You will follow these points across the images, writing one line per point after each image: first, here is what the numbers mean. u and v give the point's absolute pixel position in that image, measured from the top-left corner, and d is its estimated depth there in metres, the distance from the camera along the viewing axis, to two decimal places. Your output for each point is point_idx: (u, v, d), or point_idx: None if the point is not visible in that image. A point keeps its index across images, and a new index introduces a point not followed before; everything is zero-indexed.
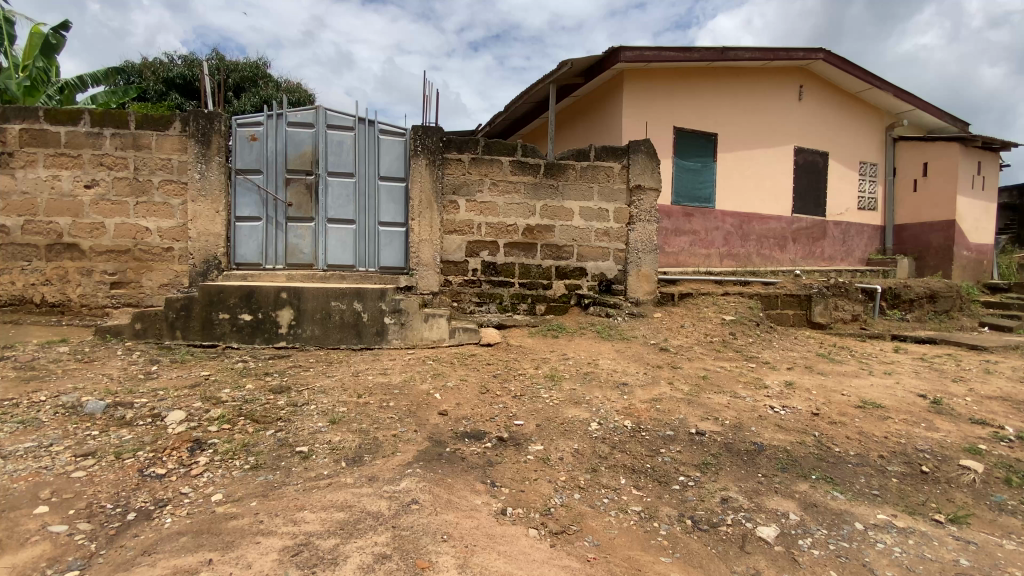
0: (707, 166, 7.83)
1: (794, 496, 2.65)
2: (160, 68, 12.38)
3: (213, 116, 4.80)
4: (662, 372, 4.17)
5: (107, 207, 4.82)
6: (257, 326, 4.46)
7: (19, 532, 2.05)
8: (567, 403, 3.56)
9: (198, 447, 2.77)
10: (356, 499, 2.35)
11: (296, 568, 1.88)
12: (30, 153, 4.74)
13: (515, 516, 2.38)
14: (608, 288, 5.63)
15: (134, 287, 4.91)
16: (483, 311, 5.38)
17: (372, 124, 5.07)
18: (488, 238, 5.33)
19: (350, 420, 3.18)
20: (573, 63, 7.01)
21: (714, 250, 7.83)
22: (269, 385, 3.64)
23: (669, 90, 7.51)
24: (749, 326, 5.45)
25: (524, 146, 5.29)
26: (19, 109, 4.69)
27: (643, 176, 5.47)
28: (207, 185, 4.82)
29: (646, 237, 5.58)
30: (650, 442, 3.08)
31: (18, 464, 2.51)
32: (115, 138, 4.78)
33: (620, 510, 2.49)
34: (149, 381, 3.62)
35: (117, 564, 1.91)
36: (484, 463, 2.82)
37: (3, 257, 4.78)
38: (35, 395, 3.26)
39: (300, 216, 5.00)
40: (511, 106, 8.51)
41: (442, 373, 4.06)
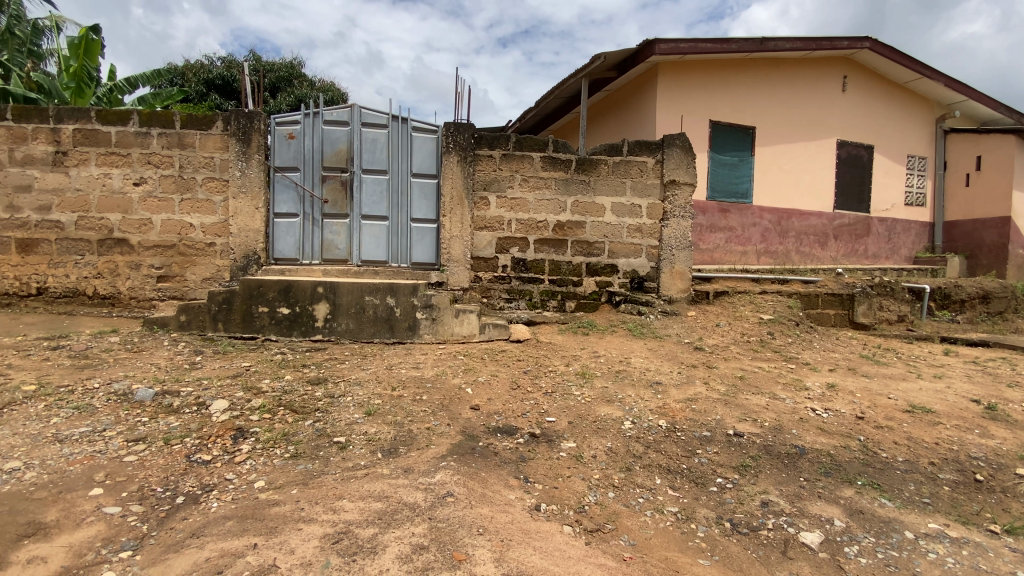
0: (744, 161, 7.62)
1: (839, 501, 2.55)
2: (200, 70, 12.84)
3: (253, 115, 4.93)
4: (696, 372, 4.09)
5: (154, 204, 5.03)
6: (294, 320, 4.57)
7: (76, 513, 2.15)
8: (599, 401, 3.52)
9: (241, 435, 2.86)
10: (393, 490, 2.38)
11: (336, 556, 1.91)
12: (82, 152, 4.97)
13: (549, 512, 2.36)
14: (640, 285, 5.55)
15: (179, 281, 5.11)
16: (513, 308, 5.38)
17: (405, 121, 5.12)
18: (518, 234, 5.32)
19: (385, 412, 3.23)
20: (606, 56, 6.92)
21: (751, 247, 7.62)
22: (307, 376, 3.74)
23: (704, 83, 7.33)
24: (789, 326, 5.28)
25: (555, 142, 5.25)
26: (73, 110, 4.92)
27: (678, 171, 5.36)
28: (247, 182, 4.97)
29: (680, 233, 5.47)
30: (687, 443, 3.02)
31: (75, 448, 2.64)
32: (162, 137, 4.97)
33: (656, 511, 2.44)
34: (194, 371, 3.76)
35: (168, 546, 1.98)
36: (518, 458, 2.81)
37: (58, 251, 5.04)
38: (89, 382, 3.44)
39: (335, 212, 5.09)
40: (542, 102, 8.47)
41: (473, 369, 4.07)
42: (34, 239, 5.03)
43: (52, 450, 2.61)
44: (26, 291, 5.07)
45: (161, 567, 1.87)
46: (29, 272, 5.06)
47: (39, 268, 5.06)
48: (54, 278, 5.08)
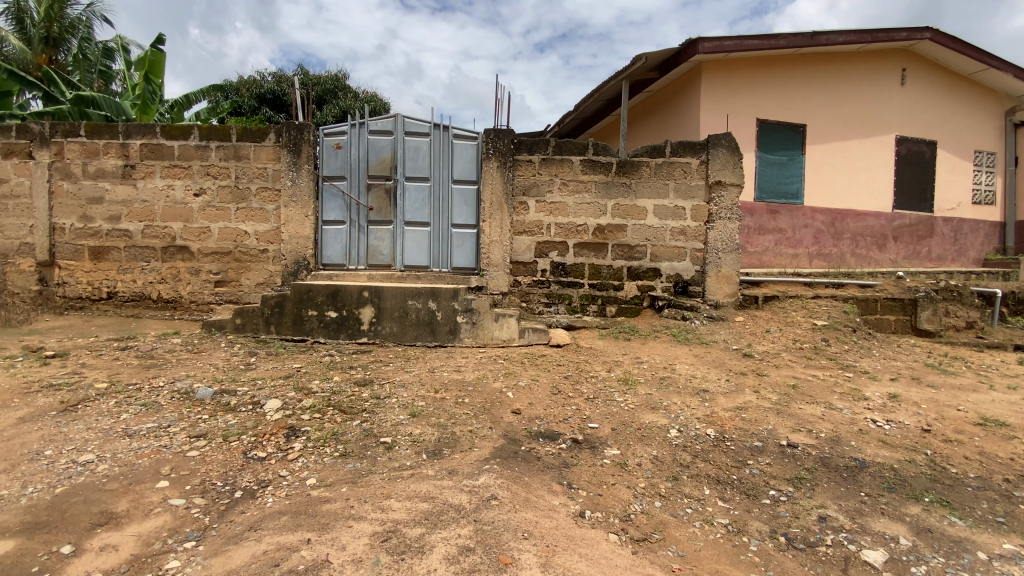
0: (794, 160, 7.33)
1: (905, 519, 2.39)
2: (253, 85, 13.52)
3: (303, 128, 5.14)
4: (746, 379, 3.94)
5: (212, 213, 5.31)
6: (342, 323, 4.72)
7: (145, 504, 2.29)
8: (643, 408, 3.45)
9: (293, 433, 2.97)
10: (439, 491, 2.41)
11: (386, 554, 1.95)
12: (148, 165, 5.32)
13: (594, 519, 2.33)
14: (684, 290, 5.42)
15: (234, 286, 5.37)
16: (552, 312, 5.37)
17: (446, 129, 5.21)
18: (557, 238, 5.31)
19: (429, 413, 3.28)
20: (648, 57, 6.83)
21: (802, 250, 7.30)
22: (354, 377, 3.85)
23: (751, 81, 7.10)
24: (845, 332, 5.01)
25: (596, 145, 5.21)
26: (140, 127, 5.27)
27: (724, 172, 5.21)
28: (297, 191, 5.18)
29: (727, 236, 5.30)
30: (736, 453, 2.91)
31: (143, 442, 2.82)
32: (219, 149, 5.25)
33: (705, 522, 2.36)
34: (249, 371, 3.94)
35: (228, 538, 2.08)
36: (560, 464, 2.79)
37: (127, 258, 5.40)
38: (155, 380, 3.66)
39: (380, 219, 5.24)
40: (581, 105, 8.45)
41: (514, 372, 4.09)
42: (106, 247, 5.42)
43: (122, 444, 2.79)
44: (98, 295, 5.47)
45: (223, 557, 1.96)
46: (101, 277, 5.45)
47: (109, 274, 5.45)
48: (122, 283, 5.44)
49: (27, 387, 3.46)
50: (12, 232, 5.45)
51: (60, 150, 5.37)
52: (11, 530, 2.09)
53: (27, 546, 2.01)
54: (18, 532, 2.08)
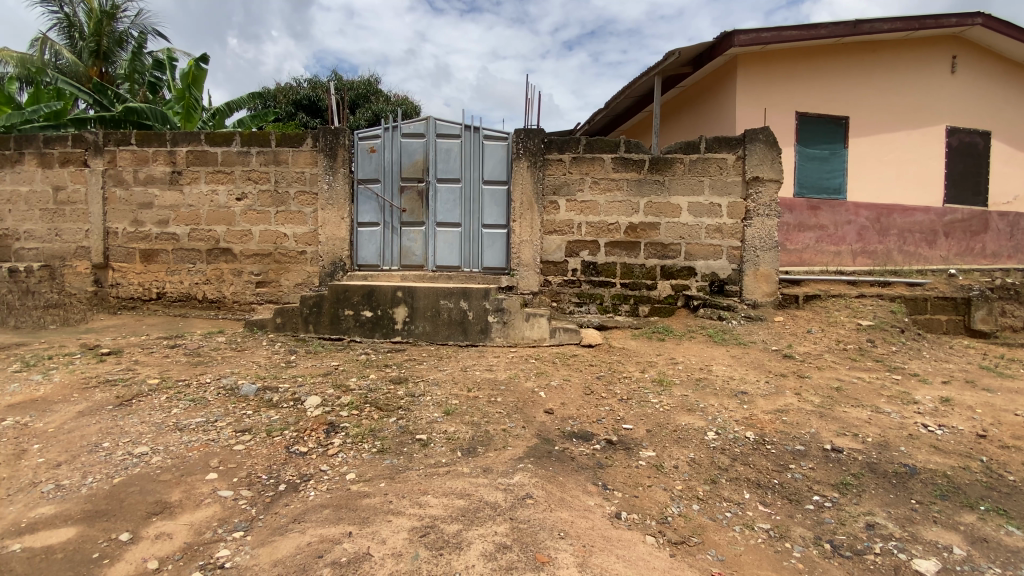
0: (836, 154, 7.07)
1: (958, 528, 2.28)
2: (290, 92, 13.93)
3: (339, 132, 5.28)
4: (787, 381, 3.83)
5: (253, 216, 5.51)
6: (377, 322, 4.83)
7: (196, 494, 2.40)
8: (679, 410, 3.39)
9: (333, 429, 3.06)
10: (474, 488, 2.44)
11: (424, 549, 1.99)
12: (194, 171, 5.56)
13: (631, 521, 2.30)
14: (720, 289, 5.30)
15: (275, 286, 5.57)
16: (583, 311, 5.34)
17: (477, 130, 5.25)
18: (588, 237, 5.28)
19: (463, 412, 3.32)
20: (681, 52, 6.70)
21: (845, 247, 7.02)
22: (389, 375, 3.93)
23: (789, 73, 6.88)
24: (892, 333, 4.79)
25: (627, 142, 5.15)
26: (187, 134, 5.52)
27: (761, 167, 5.07)
28: (334, 194, 5.33)
29: (765, 233, 5.16)
30: (778, 457, 2.83)
31: (193, 435, 2.95)
32: (260, 155, 5.44)
33: (745, 527, 2.31)
34: (290, 369, 4.07)
35: (274, 529, 2.16)
36: (595, 464, 2.77)
37: (175, 261, 5.67)
38: (202, 377, 3.83)
39: (413, 220, 5.32)
40: (613, 102, 8.36)
41: (546, 372, 4.09)
42: (155, 250, 5.69)
43: (173, 437, 2.93)
44: (149, 295, 5.76)
45: (269, 548, 2.04)
46: (151, 279, 5.74)
47: (158, 275, 5.72)
48: (171, 284, 5.71)
49: (85, 383, 3.68)
50: (70, 236, 5.81)
51: (113, 158, 5.67)
52: (74, 518, 2.23)
53: (88, 533, 2.14)
54: (80, 520, 2.22)
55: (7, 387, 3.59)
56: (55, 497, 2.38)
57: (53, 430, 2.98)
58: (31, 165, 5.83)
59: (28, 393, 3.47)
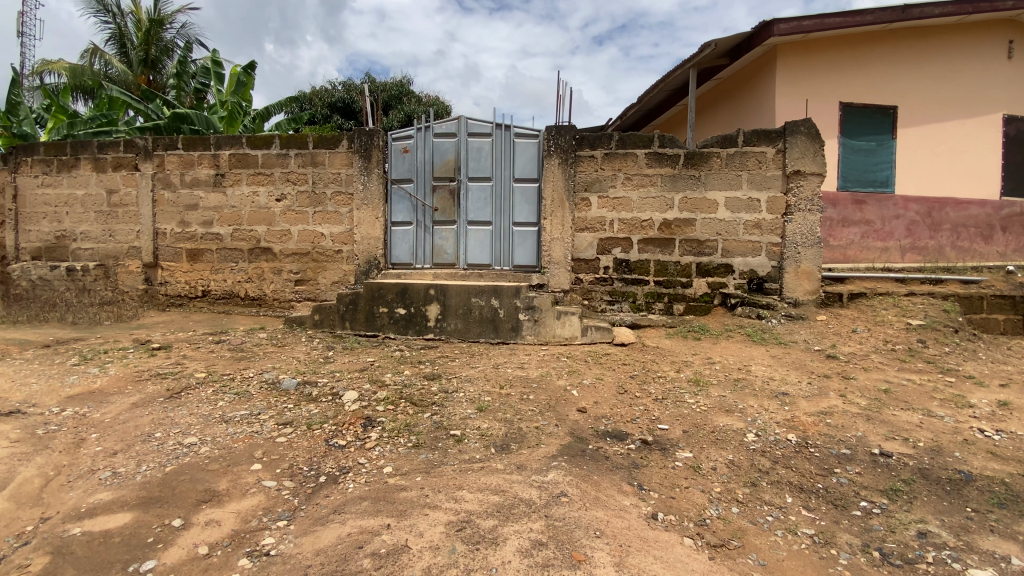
0: (883, 146, 6.77)
1: (1018, 538, 2.15)
2: (325, 94, 14.29)
3: (373, 133, 5.39)
4: (830, 383, 3.69)
5: (292, 216, 5.68)
6: (410, 319, 4.91)
7: (242, 484, 2.50)
8: (716, 410, 3.32)
9: (370, 424, 3.13)
10: (509, 484, 2.45)
11: (461, 543, 2.02)
12: (236, 173, 5.77)
13: (668, 522, 2.26)
14: (759, 287, 5.15)
15: (313, 284, 5.73)
16: (616, 310, 5.29)
17: (508, 128, 5.26)
18: (621, 234, 5.22)
19: (496, 408, 3.34)
20: (718, 43, 6.54)
21: (893, 243, 6.69)
22: (423, 372, 3.99)
23: (832, 62, 6.61)
24: (945, 333, 4.55)
25: (662, 137, 5.06)
26: (229, 138, 5.73)
27: (803, 161, 4.90)
28: (368, 194, 5.44)
29: (807, 228, 4.98)
30: (822, 461, 2.74)
31: (238, 427, 3.08)
32: (298, 157, 5.60)
33: (788, 531, 2.24)
34: (328, 364, 4.19)
35: (316, 519, 2.23)
36: (630, 464, 2.74)
37: (218, 260, 5.91)
38: (245, 371, 3.99)
39: (445, 219, 5.38)
40: (646, 96, 8.23)
41: (578, 371, 4.06)
42: (200, 250, 5.94)
43: (220, 429, 3.06)
44: (195, 293, 6.03)
45: (312, 537, 2.10)
46: (197, 277, 6.00)
47: (204, 274, 5.98)
48: (215, 282, 5.96)
49: (138, 376, 3.88)
50: (123, 236, 6.13)
51: (161, 162, 5.94)
52: (130, 504, 2.36)
53: (143, 519, 2.26)
54: (136, 506, 2.34)
55: (68, 379, 3.82)
56: (112, 484, 2.52)
57: (109, 421, 3.16)
58: (87, 169, 6.17)
59: (86, 385, 3.69)
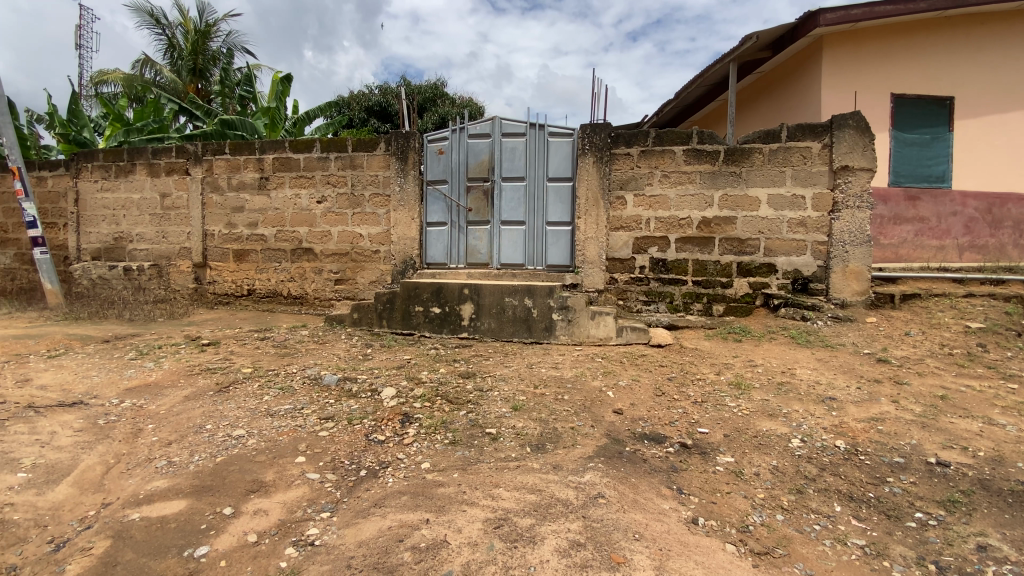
0: (938, 139, 6.40)
1: None
2: (363, 99, 14.64)
3: (410, 136, 5.50)
4: (881, 388, 3.52)
5: (332, 217, 5.85)
6: (444, 318, 4.97)
7: (288, 475, 2.60)
8: (759, 414, 3.22)
9: (407, 420, 3.19)
10: (545, 484, 2.46)
11: (500, 540, 2.04)
12: (280, 176, 5.99)
13: (709, 527, 2.21)
14: (803, 287, 4.97)
15: (352, 284, 5.89)
16: (652, 310, 5.21)
17: (542, 127, 5.26)
18: (658, 233, 5.13)
19: (531, 408, 3.34)
20: (760, 35, 6.34)
21: (950, 241, 6.32)
22: (458, 370, 4.04)
23: (883, 52, 6.30)
24: (1010, 337, 4.21)
25: (700, 133, 4.95)
26: (273, 143, 5.95)
27: (852, 155, 4.69)
28: (405, 196, 5.55)
29: (855, 226, 4.77)
30: (873, 469, 2.62)
31: (283, 421, 3.20)
32: (338, 160, 5.76)
33: (837, 541, 2.15)
34: (366, 361, 4.30)
35: (357, 512, 2.29)
36: (669, 468, 2.69)
37: (263, 260, 6.14)
38: (289, 367, 4.14)
39: (478, 219, 5.43)
40: (682, 92, 8.07)
41: (613, 371, 4.02)
42: (246, 250, 6.20)
43: (266, 422, 3.19)
44: (241, 292, 6.30)
45: (354, 529, 2.17)
46: (243, 276, 6.27)
47: (249, 274, 6.24)
48: (260, 281, 6.21)
49: (189, 370, 4.09)
50: (175, 238, 6.46)
51: (210, 166, 6.23)
52: (184, 491, 2.49)
53: (197, 506, 2.38)
54: (190, 494, 2.47)
55: (126, 372, 4.06)
56: (168, 472, 2.66)
57: (164, 412, 3.34)
58: (142, 174, 6.53)
59: (143, 378, 3.92)
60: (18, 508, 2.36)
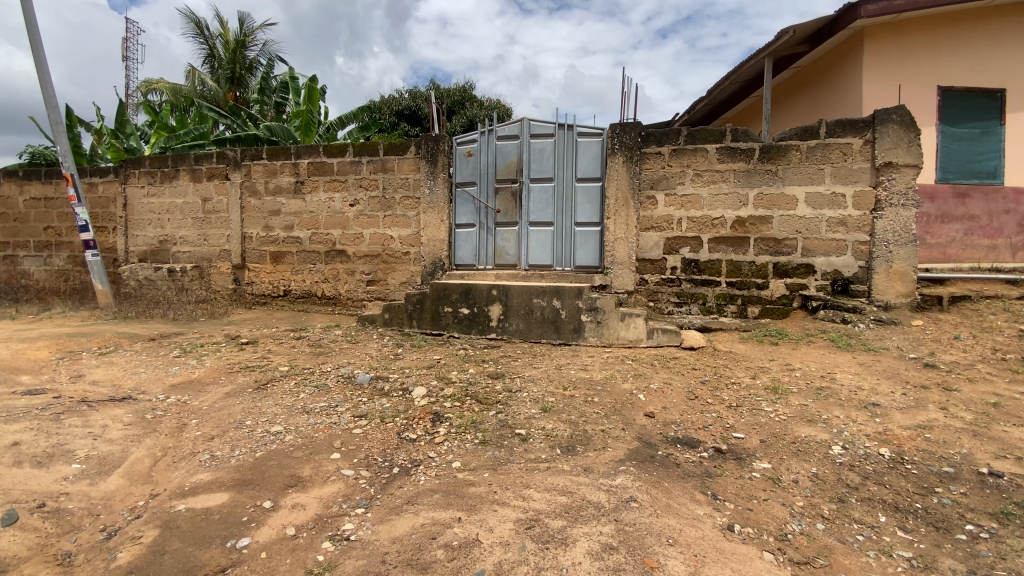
0: (990, 133, 6.08)
1: None
2: (393, 103, 14.90)
3: (439, 139, 5.57)
4: (928, 395, 3.36)
5: (364, 220, 5.98)
6: (473, 319, 5.02)
7: (323, 471, 2.67)
8: (797, 420, 3.13)
9: (438, 419, 3.24)
10: (576, 486, 2.45)
11: (531, 541, 2.04)
12: (314, 180, 6.16)
13: (745, 535, 2.16)
14: (844, 289, 4.80)
15: (383, 285, 6.00)
16: (684, 312, 5.13)
17: (571, 128, 5.24)
18: (690, 233, 5.05)
19: (560, 410, 3.34)
20: (797, 29, 6.15)
21: (1003, 240, 5.98)
22: (487, 370, 4.07)
23: (930, 43, 6.02)
24: None
25: (734, 131, 4.84)
26: (308, 148, 6.13)
27: (896, 151, 4.51)
28: (434, 198, 5.62)
29: (900, 225, 4.57)
30: (919, 479, 2.51)
31: (319, 418, 3.30)
32: (370, 164, 5.88)
33: (881, 553, 2.07)
34: (398, 360, 4.38)
35: (390, 508, 2.34)
36: (703, 473, 2.64)
37: (299, 261, 6.33)
38: (324, 365, 4.26)
39: (507, 221, 5.45)
40: (715, 89, 7.91)
41: (644, 374, 3.97)
42: (282, 252, 6.40)
43: (302, 419, 3.28)
44: (278, 292, 6.50)
45: (388, 525, 2.21)
46: (279, 277, 6.47)
47: (285, 275, 6.43)
48: (295, 282, 6.40)
49: (230, 368, 4.25)
50: (216, 240, 6.72)
51: (248, 171, 6.45)
52: (226, 484, 2.59)
53: (239, 499, 2.47)
54: (232, 487, 2.57)
55: (171, 369, 4.25)
56: (211, 465, 2.78)
57: (206, 408, 3.48)
58: (185, 180, 6.82)
59: (187, 374, 4.10)
60: (73, 498, 2.50)
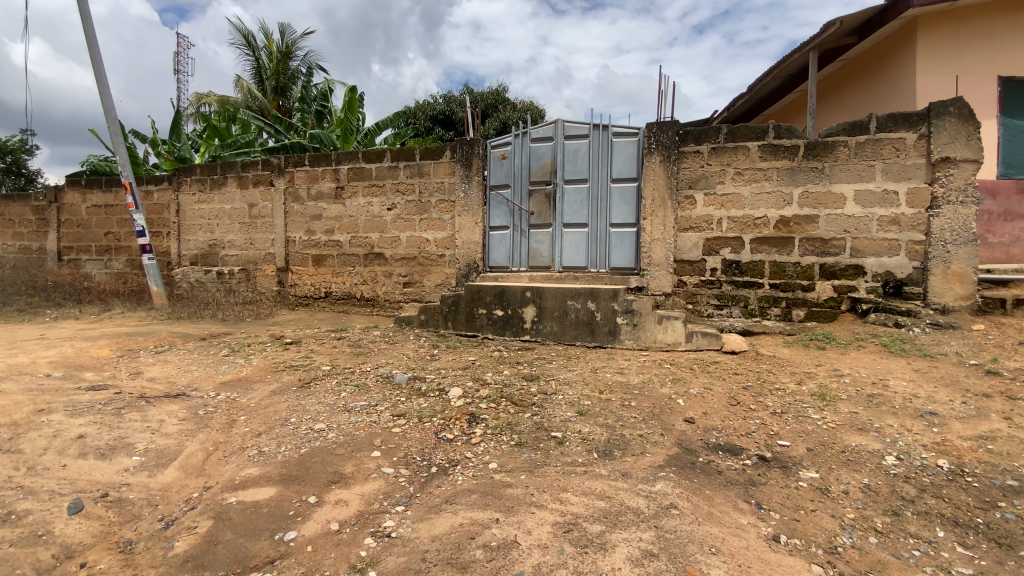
0: None
1: None
2: (428, 108, 15.18)
3: (474, 142, 5.63)
4: (991, 404, 3.16)
5: (402, 223, 6.11)
6: (507, 320, 5.05)
7: (365, 468, 2.75)
8: (847, 428, 3.00)
9: (474, 420, 3.28)
10: (614, 491, 2.43)
11: (570, 544, 2.04)
12: (354, 185, 6.33)
13: (792, 546, 2.09)
14: (897, 291, 4.57)
15: (419, 287, 6.11)
16: (724, 315, 5.00)
17: (606, 128, 5.20)
18: (730, 234, 4.92)
19: (596, 413, 3.32)
20: (844, 20, 5.90)
21: None
22: (522, 372, 4.09)
23: (991, 29, 5.67)
24: None
25: (778, 127, 4.69)
26: (348, 154, 6.31)
27: (954, 146, 4.26)
28: (469, 200, 5.69)
29: (959, 224, 4.32)
30: (981, 493, 2.37)
31: (360, 416, 3.39)
32: (407, 168, 6.01)
33: (940, 570, 1.96)
34: (434, 361, 4.46)
35: (430, 507, 2.39)
36: (746, 481, 2.58)
37: (339, 264, 6.53)
38: (363, 365, 4.38)
39: (541, 223, 5.46)
40: (756, 84, 7.67)
41: (683, 379, 3.89)
42: (324, 255, 6.61)
43: (344, 417, 3.39)
44: (319, 294, 6.73)
45: (428, 523, 2.26)
46: (321, 280, 6.69)
47: (327, 277, 6.65)
48: (336, 284, 6.60)
49: (275, 367, 4.43)
50: (261, 244, 7.01)
51: (291, 177, 6.70)
52: (274, 479, 2.70)
53: (285, 493, 2.57)
54: (279, 482, 2.68)
55: (221, 367, 4.46)
56: (259, 461, 2.90)
57: (254, 405, 3.64)
58: (233, 186, 7.15)
59: (236, 373, 4.30)
60: (134, 488, 2.67)
